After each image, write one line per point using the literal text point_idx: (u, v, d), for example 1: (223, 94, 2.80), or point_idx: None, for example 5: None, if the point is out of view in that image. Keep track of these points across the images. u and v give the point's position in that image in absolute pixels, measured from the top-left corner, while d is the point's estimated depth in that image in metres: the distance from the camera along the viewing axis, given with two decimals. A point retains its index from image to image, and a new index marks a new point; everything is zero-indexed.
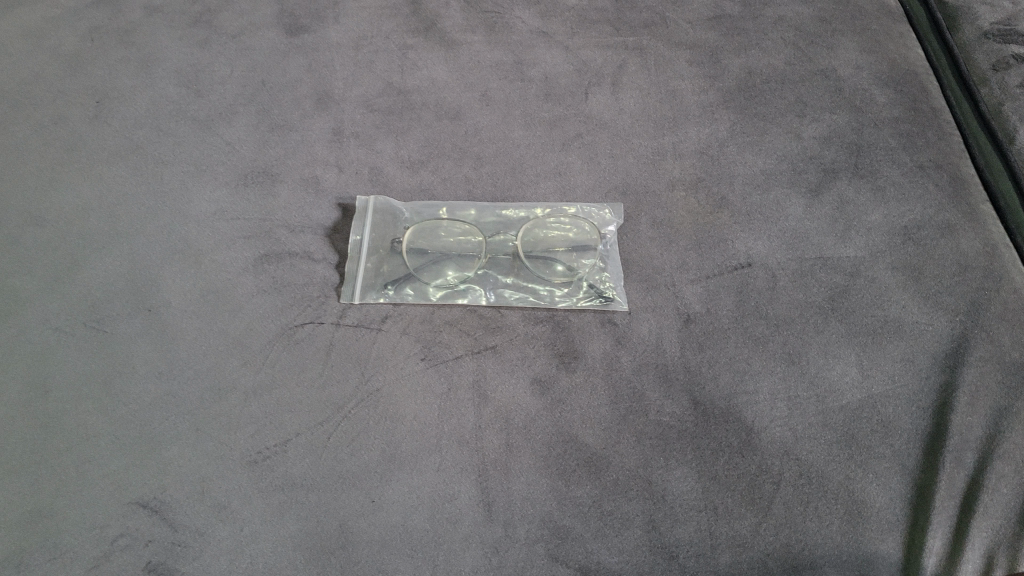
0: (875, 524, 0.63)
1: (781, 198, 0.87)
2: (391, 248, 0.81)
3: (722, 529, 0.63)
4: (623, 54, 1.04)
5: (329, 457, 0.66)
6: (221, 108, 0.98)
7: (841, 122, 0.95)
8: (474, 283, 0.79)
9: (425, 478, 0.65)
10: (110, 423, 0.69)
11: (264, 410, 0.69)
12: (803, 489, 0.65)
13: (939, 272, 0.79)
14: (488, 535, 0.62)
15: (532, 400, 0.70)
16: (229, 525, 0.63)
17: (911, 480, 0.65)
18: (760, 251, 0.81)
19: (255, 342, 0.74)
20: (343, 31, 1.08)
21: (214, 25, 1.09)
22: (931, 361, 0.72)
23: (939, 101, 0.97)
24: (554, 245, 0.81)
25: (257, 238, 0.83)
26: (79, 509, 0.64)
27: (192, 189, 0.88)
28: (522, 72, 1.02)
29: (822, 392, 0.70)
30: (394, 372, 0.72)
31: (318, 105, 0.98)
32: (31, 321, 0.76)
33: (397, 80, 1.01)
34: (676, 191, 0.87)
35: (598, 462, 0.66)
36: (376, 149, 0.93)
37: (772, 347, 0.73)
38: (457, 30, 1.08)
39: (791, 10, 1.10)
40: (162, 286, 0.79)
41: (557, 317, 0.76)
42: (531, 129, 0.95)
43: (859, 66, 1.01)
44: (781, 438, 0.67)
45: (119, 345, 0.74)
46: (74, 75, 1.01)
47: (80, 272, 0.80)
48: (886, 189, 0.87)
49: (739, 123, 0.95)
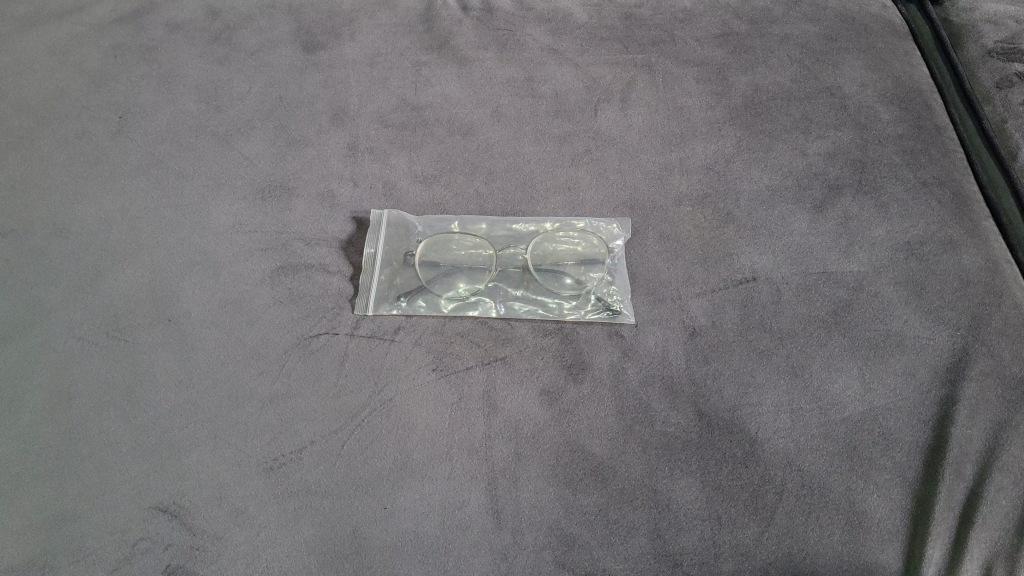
0: (875, 534, 0.64)
1: (785, 213, 0.88)
2: (404, 260, 0.84)
3: (726, 538, 0.64)
4: (632, 71, 1.06)
5: (343, 465, 0.68)
6: (239, 123, 1.00)
7: (846, 139, 0.96)
8: (485, 295, 0.81)
9: (436, 486, 0.67)
10: (132, 430, 0.71)
11: (280, 418, 0.71)
12: (805, 499, 0.66)
13: (941, 287, 0.81)
14: (496, 542, 0.64)
15: (540, 410, 0.72)
16: (246, 530, 0.65)
17: (912, 491, 0.67)
18: (765, 266, 0.83)
19: (271, 352, 0.76)
20: (359, 48, 1.10)
21: (233, 42, 1.12)
22: (932, 374, 0.74)
23: (942, 118, 0.99)
24: (563, 259, 0.82)
25: (274, 250, 0.85)
26: (101, 514, 0.66)
27: (211, 203, 0.90)
28: (534, 89, 1.04)
29: (825, 405, 0.72)
30: (407, 382, 0.74)
31: (334, 120, 1.00)
32: (56, 331, 0.78)
33: (411, 97, 1.03)
34: (683, 206, 0.89)
35: (604, 471, 0.68)
36: (390, 163, 0.95)
37: (775, 360, 0.75)
38: (469, 47, 1.10)
39: (798, 29, 1.12)
40: (181, 297, 0.81)
41: (565, 329, 0.78)
42: (541, 145, 0.97)
43: (864, 84, 1.03)
44: (784, 449, 0.69)
45: (140, 354, 0.76)
46: (98, 91, 1.04)
47: (102, 282, 0.82)
48: (890, 205, 0.89)
49: (745, 139, 0.97)
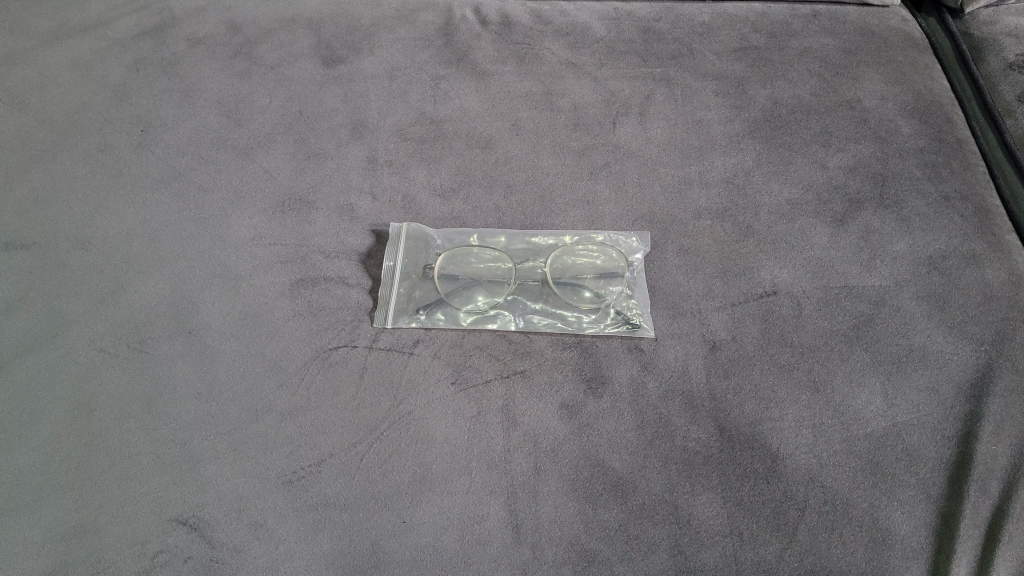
0: (900, 552, 0.63)
1: (806, 227, 0.88)
2: (423, 274, 0.84)
3: (747, 554, 0.63)
4: (651, 85, 1.06)
5: (362, 478, 0.68)
6: (260, 136, 1.01)
7: (866, 152, 0.96)
8: (504, 308, 0.81)
9: (455, 500, 0.67)
10: (152, 443, 0.71)
11: (299, 431, 0.71)
12: (827, 516, 0.65)
13: (964, 302, 0.80)
14: (516, 557, 0.64)
15: (560, 424, 0.71)
16: (265, 542, 0.65)
17: (937, 509, 0.66)
18: (786, 280, 0.83)
19: (290, 364, 0.76)
20: (378, 63, 1.11)
21: (254, 56, 1.13)
22: (957, 390, 0.73)
23: (964, 132, 0.99)
24: (582, 273, 0.83)
25: (293, 263, 0.86)
26: (121, 526, 0.66)
27: (231, 216, 0.91)
28: (552, 103, 1.04)
29: (847, 420, 0.71)
30: (426, 396, 0.74)
31: (353, 134, 1.01)
32: (78, 343, 0.79)
33: (430, 110, 1.04)
34: (703, 220, 0.89)
35: (624, 486, 0.67)
36: (408, 177, 0.95)
37: (797, 375, 0.74)
38: (488, 61, 1.11)
39: (817, 42, 1.12)
40: (201, 310, 0.81)
41: (584, 343, 0.78)
42: (560, 159, 0.97)
43: (884, 97, 1.03)
44: (806, 465, 0.68)
45: (160, 366, 0.77)
46: (120, 105, 1.06)
47: (123, 295, 0.83)
48: (911, 219, 0.88)
49: (765, 153, 0.96)
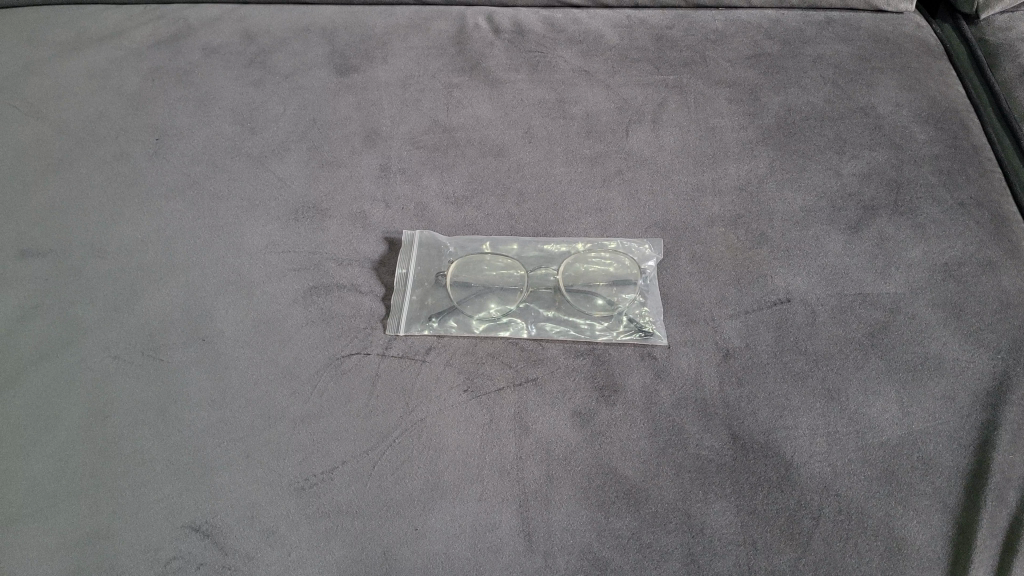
0: (916, 561, 0.63)
1: (820, 234, 0.88)
2: (436, 281, 0.84)
3: (760, 564, 0.63)
4: (663, 92, 1.06)
5: (374, 485, 0.68)
6: (274, 144, 1.01)
7: (880, 159, 0.95)
8: (516, 316, 0.81)
9: (467, 508, 0.67)
10: (165, 449, 0.72)
11: (311, 438, 0.71)
12: (842, 525, 0.65)
13: (980, 309, 0.79)
14: (528, 565, 0.64)
15: (572, 432, 0.71)
16: (278, 550, 0.65)
17: (953, 518, 0.65)
18: (799, 287, 0.82)
19: (303, 371, 0.77)
20: (391, 71, 1.11)
21: (268, 65, 1.13)
22: (974, 398, 0.72)
23: (980, 138, 0.98)
24: (595, 279, 0.83)
25: (307, 271, 0.86)
26: (134, 533, 0.67)
27: (245, 224, 0.91)
28: (565, 110, 1.05)
29: (862, 428, 0.71)
30: (438, 403, 0.73)
31: (366, 142, 1.01)
32: (93, 350, 0.79)
33: (443, 118, 1.04)
34: (716, 227, 0.89)
35: (637, 494, 0.67)
36: (421, 184, 0.96)
37: (811, 382, 0.74)
38: (501, 69, 1.11)
39: (831, 48, 1.11)
40: (214, 318, 0.82)
41: (597, 350, 0.78)
42: (572, 166, 0.97)
43: (899, 103, 1.02)
44: (821, 473, 0.68)
45: (173, 374, 0.77)
46: (136, 114, 1.06)
47: (137, 302, 0.83)
48: (926, 225, 0.88)
49: (778, 160, 0.96)
